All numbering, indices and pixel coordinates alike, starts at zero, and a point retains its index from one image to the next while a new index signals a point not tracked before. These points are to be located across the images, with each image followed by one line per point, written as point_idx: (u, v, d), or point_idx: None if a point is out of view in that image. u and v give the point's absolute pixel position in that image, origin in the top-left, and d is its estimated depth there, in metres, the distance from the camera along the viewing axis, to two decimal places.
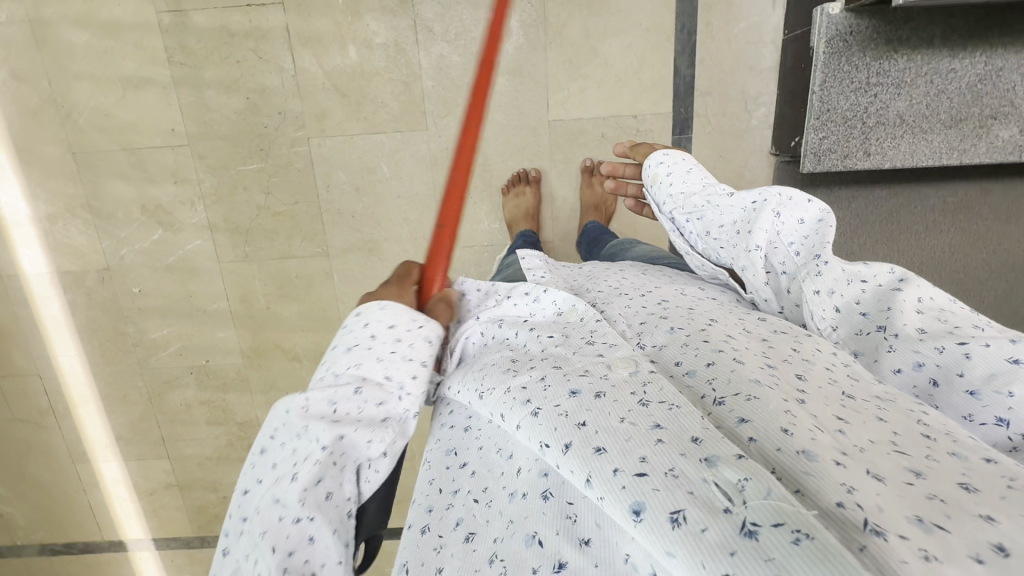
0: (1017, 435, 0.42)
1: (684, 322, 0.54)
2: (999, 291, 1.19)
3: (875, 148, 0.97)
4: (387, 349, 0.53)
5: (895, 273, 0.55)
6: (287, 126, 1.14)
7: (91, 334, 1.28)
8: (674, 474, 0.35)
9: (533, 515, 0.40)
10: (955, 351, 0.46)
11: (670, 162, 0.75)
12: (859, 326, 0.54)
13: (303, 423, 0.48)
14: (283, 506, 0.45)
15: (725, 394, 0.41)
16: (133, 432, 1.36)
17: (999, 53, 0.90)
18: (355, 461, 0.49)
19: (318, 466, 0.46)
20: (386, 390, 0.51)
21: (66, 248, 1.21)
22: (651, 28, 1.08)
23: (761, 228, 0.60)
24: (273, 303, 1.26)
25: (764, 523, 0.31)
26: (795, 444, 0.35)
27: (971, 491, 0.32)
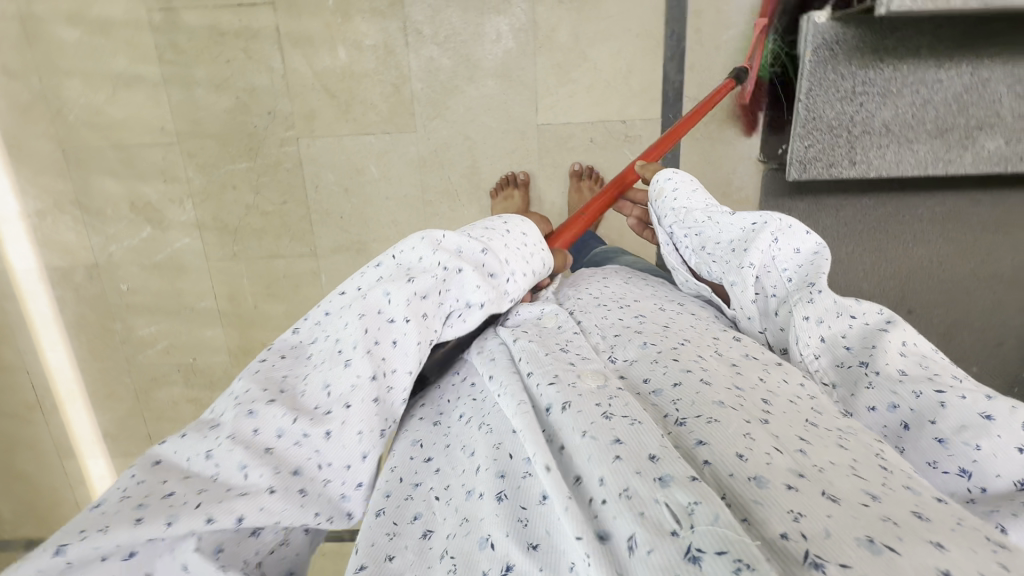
0: (977, 488, 0.40)
1: (658, 339, 0.53)
2: (986, 303, 1.19)
3: (861, 156, 0.97)
4: (515, 242, 0.61)
5: (884, 314, 0.54)
6: (276, 126, 1.15)
7: (79, 330, 1.28)
8: (628, 495, 0.34)
9: (487, 515, 0.40)
10: (931, 398, 0.45)
11: (679, 179, 0.77)
12: (841, 358, 0.52)
13: (435, 248, 0.53)
14: (390, 302, 0.50)
15: (687, 415, 0.41)
16: (120, 429, 1.37)
17: (986, 64, 0.90)
18: (451, 301, 0.54)
19: (430, 282, 0.52)
20: (500, 266, 0.57)
21: (55, 244, 1.21)
22: (640, 33, 1.08)
23: (757, 248, 0.58)
24: (261, 303, 1.27)
25: (709, 549, 0.30)
26: (748, 469, 0.35)
27: (924, 519, 0.31)
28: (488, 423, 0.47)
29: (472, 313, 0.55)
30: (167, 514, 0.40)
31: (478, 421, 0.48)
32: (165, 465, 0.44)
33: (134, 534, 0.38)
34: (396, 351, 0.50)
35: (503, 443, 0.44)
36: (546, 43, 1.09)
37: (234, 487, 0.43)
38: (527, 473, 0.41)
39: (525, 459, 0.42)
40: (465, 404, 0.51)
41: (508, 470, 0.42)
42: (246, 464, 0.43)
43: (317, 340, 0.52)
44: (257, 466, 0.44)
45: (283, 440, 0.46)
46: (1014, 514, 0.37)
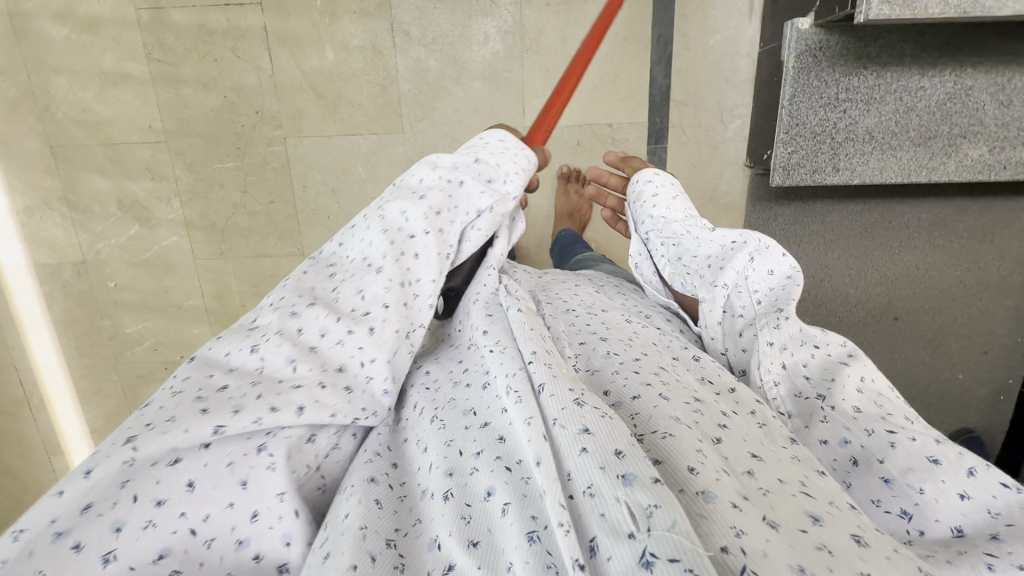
0: (915, 531, 0.40)
1: (618, 348, 0.53)
2: (971, 310, 1.19)
3: (844, 163, 0.97)
4: (499, 149, 0.65)
5: (846, 347, 0.54)
6: (264, 125, 1.15)
7: (66, 326, 1.28)
8: (592, 493, 0.34)
9: (436, 515, 0.39)
10: (882, 437, 0.44)
11: (660, 184, 0.78)
12: (800, 388, 0.52)
13: (435, 167, 0.59)
14: (407, 216, 0.55)
15: (644, 431, 0.41)
16: (108, 425, 1.37)
17: (969, 73, 0.90)
18: (461, 214, 0.58)
19: (439, 197, 0.57)
20: (495, 172, 0.62)
21: (43, 240, 1.22)
22: (627, 37, 1.08)
23: (733, 267, 0.59)
24: (249, 301, 1.27)
25: (662, 555, 0.30)
26: (697, 484, 0.35)
27: (862, 545, 0.32)
28: (443, 418, 0.46)
29: (483, 218, 0.59)
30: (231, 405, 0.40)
31: (432, 415, 0.47)
32: (213, 364, 0.44)
33: (202, 423, 0.39)
34: (419, 261, 0.53)
35: (454, 440, 0.43)
36: (533, 45, 1.09)
37: (283, 378, 0.44)
38: (474, 470, 0.40)
39: (474, 456, 0.41)
40: (421, 397, 0.50)
41: (456, 467, 0.41)
42: (294, 358, 0.44)
43: (339, 260, 0.54)
44: (304, 361, 0.45)
45: (325, 340, 0.47)
46: (949, 560, 0.36)
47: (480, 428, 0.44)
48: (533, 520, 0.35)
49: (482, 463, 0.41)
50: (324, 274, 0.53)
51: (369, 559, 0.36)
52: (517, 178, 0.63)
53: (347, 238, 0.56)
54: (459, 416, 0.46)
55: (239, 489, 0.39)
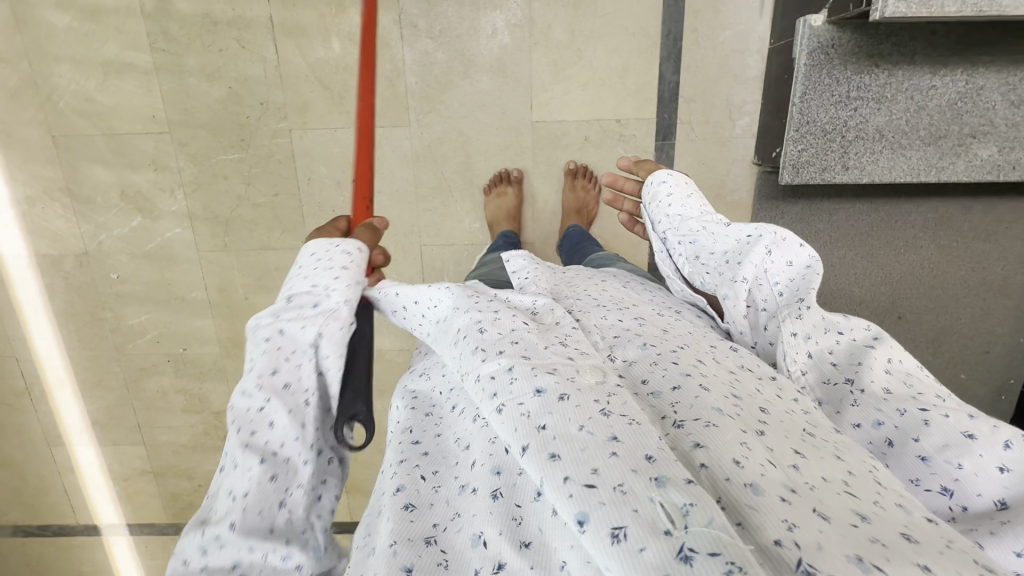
0: (958, 507, 0.42)
1: (656, 341, 0.53)
2: (976, 310, 1.19)
3: (853, 162, 0.97)
4: (312, 265, 0.57)
5: (870, 330, 0.55)
6: (269, 117, 1.14)
7: (68, 318, 1.28)
8: (622, 490, 0.34)
9: (480, 512, 0.40)
10: (915, 416, 0.46)
11: (673, 183, 0.72)
12: (827, 375, 0.53)
13: (253, 329, 0.53)
14: (247, 397, 0.51)
15: (685, 418, 0.41)
16: (109, 418, 1.36)
17: (980, 72, 0.90)
18: (303, 362, 0.53)
19: (266, 362, 0.52)
20: (315, 294, 0.54)
21: (44, 231, 1.20)
22: (637, 32, 1.07)
23: (752, 262, 0.58)
24: (252, 295, 1.27)
25: (702, 550, 0.30)
26: (745, 476, 0.35)
27: (912, 540, 0.32)
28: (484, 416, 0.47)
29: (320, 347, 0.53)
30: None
31: (473, 414, 0.48)
32: None
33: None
34: (274, 430, 0.51)
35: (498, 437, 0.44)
36: (542, 39, 1.08)
37: None
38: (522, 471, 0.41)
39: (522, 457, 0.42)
40: (457, 396, 0.52)
41: (503, 465, 0.42)
42: None
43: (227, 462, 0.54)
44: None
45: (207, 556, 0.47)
46: (993, 532, 0.39)
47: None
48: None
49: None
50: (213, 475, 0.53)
51: (404, 572, 0.37)
52: (342, 281, 0.55)
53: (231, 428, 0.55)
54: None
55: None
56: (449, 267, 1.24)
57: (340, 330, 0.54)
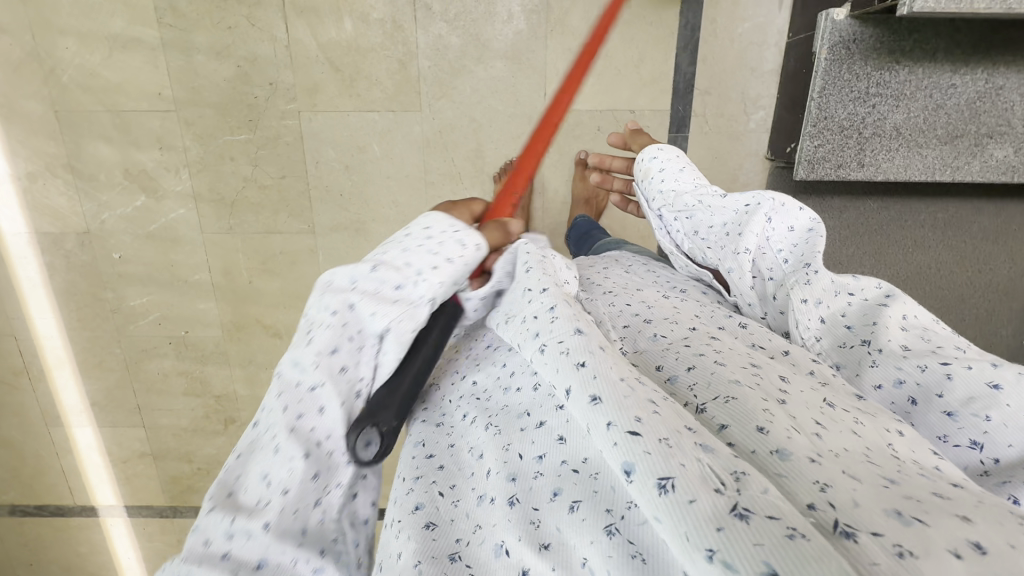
0: (990, 459, 0.39)
1: (666, 330, 0.51)
2: (980, 310, 1.20)
3: (869, 159, 0.96)
4: (415, 241, 0.51)
5: (882, 288, 0.52)
6: (278, 97, 1.12)
7: (69, 298, 1.26)
8: (667, 443, 0.32)
9: (500, 521, 0.38)
10: (937, 371, 0.43)
11: (664, 158, 0.72)
12: (842, 339, 0.50)
13: (324, 294, 0.47)
14: (300, 370, 0.45)
15: (705, 399, 0.39)
16: (109, 399, 1.35)
17: (1000, 71, 0.89)
18: (365, 353, 0.48)
19: (329, 338, 0.45)
20: (403, 274, 0.48)
21: (45, 208, 1.18)
22: (654, 21, 1.06)
23: (752, 232, 0.56)
24: (256, 279, 1.25)
25: (758, 510, 0.28)
26: (769, 444, 0.33)
27: (946, 497, 0.29)
28: (498, 423, 0.44)
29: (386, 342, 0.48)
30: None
31: (486, 421, 0.45)
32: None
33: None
34: (325, 416, 0.45)
35: (512, 444, 0.42)
36: (557, 26, 1.07)
37: None
38: (538, 474, 0.39)
39: (536, 459, 0.40)
40: (467, 404, 0.49)
41: (519, 472, 0.40)
42: None
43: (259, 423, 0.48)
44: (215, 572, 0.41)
45: (234, 542, 0.42)
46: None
47: (537, 428, 0.42)
48: (609, 514, 0.34)
49: (546, 467, 0.39)
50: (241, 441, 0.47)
51: None
52: (434, 274, 0.49)
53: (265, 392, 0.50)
54: (513, 419, 0.44)
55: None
56: None
57: (407, 333, 0.48)
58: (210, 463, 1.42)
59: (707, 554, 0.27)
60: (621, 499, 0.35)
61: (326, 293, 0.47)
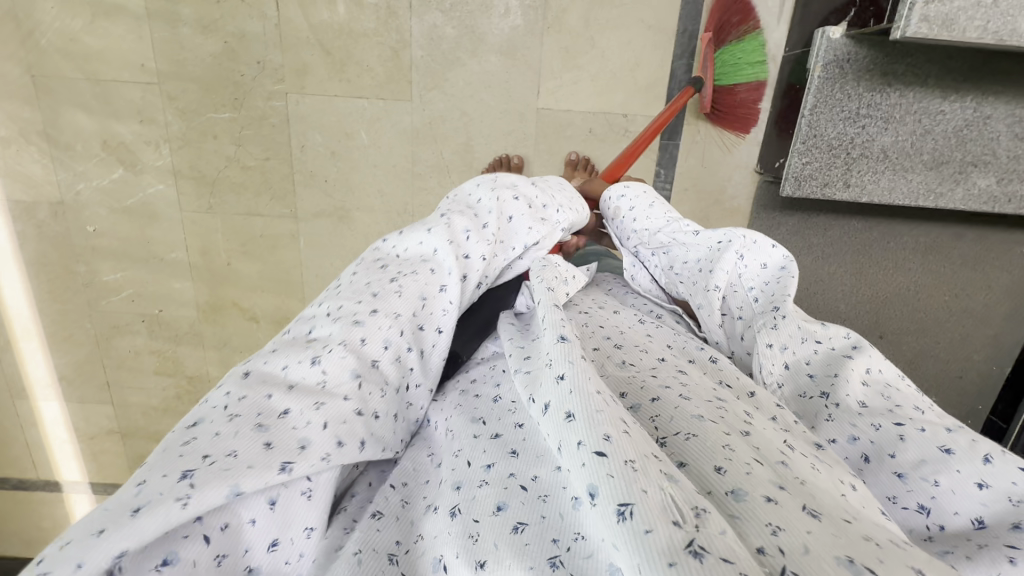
0: (935, 525, 0.35)
1: (636, 356, 0.45)
2: (953, 335, 1.22)
3: (855, 180, 0.97)
4: (560, 195, 0.63)
5: (850, 337, 0.47)
6: (265, 77, 1.09)
7: (39, 268, 1.22)
8: (634, 466, 0.27)
9: (441, 533, 0.33)
10: (890, 431, 0.40)
11: (632, 195, 0.72)
12: (803, 388, 0.46)
13: (496, 189, 0.56)
14: (467, 233, 0.51)
15: (666, 435, 0.34)
16: (77, 373, 1.32)
17: (989, 102, 0.90)
18: (508, 244, 0.54)
19: (495, 222, 0.53)
20: (548, 205, 0.60)
21: (18, 174, 1.15)
22: (652, 25, 1.05)
23: (723, 269, 0.55)
24: (234, 261, 1.23)
25: (714, 551, 0.24)
26: (726, 483, 0.29)
27: (902, 547, 0.27)
28: (455, 430, 0.41)
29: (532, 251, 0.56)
30: (332, 434, 0.36)
31: (447, 428, 0.42)
32: (257, 377, 0.39)
33: (269, 458, 0.33)
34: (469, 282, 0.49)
35: (462, 451, 0.38)
36: (555, 24, 1.05)
37: (347, 400, 0.38)
38: (483, 483, 0.34)
39: (483, 468, 0.35)
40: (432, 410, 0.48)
41: (465, 480, 0.35)
42: (358, 374, 0.40)
43: (394, 261, 0.50)
44: (367, 379, 0.40)
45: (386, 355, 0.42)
46: (968, 556, 0.32)
47: (490, 439, 0.38)
48: (555, 544, 0.30)
49: (492, 476, 0.35)
50: (378, 270, 0.49)
51: None
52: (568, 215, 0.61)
53: (402, 236, 0.52)
54: (467, 425, 0.40)
55: (268, 509, 0.33)
56: None
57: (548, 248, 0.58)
58: None
59: None
60: (570, 528, 0.30)
61: (496, 189, 0.56)
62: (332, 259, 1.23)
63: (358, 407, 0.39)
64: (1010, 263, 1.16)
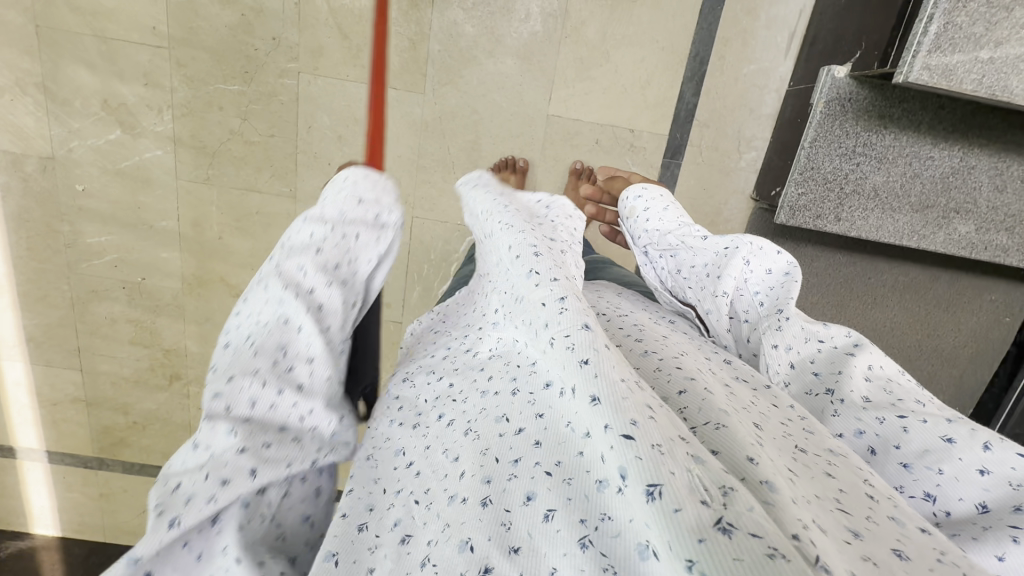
0: (942, 512, 0.37)
1: (657, 348, 0.47)
2: (920, 372, 1.27)
3: (846, 215, 1.01)
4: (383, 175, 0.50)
5: (851, 336, 0.49)
6: (279, 54, 1.09)
7: (20, 223, 1.18)
8: (660, 450, 0.29)
9: (469, 519, 0.34)
10: (893, 423, 0.41)
11: (648, 197, 0.74)
12: (809, 385, 0.48)
13: (317, 211, 0.46)
14: (302, 270, 0.43)
15: (693, 425, 0.36)
16: (47, 336, 1.28)
17: (975, 153, 0.95)
18: (360, 257, 0.46)
19: (332, 248, 0.44)
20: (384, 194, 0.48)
21: (7, 124, 1.11)
22: (666, 47, 1.08)
23: (730, 275, 0.56)
24: (226, 235, 1.21)
25: (742, 527, 0.25)
26: (757, 473, 0.30)
27: (903, 559, 0.28)
28: (476, 426, 0.40)
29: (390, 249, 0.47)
30: (213, 477, 0.35)
31: (465, 425, 0.41)
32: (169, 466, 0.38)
33: (151, 534, 0.33)
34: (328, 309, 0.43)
35: (490, 447, 0.38)
36: (573, 34, 1.08)
37: (226, 450, 0.36)
38: (513, 477, 0.35)
39: (511, 463, 0.36)
40: (445, 405, 0.45)
41: (494, 473, 0.36)
42: (232, 428, 0.36)
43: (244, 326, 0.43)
44: (245, 429, 0.37)
45: (259, 407, 0.38)
46: (975, 537, 0.34)
47: (515, 434, 0.38)
48: (583, 524, 0.31)
49: (521, 470, 0.36)
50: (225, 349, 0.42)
51: None
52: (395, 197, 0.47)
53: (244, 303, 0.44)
54: (491, 423, 0.40)
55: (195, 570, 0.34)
56: (438, 245, 1.22)
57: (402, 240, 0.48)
58: (148, 417, 1.36)
59: (687, 564, 0.24)
60: (596, 508, 0.31)
61: (320, 211, 0.46)
62: None
63: (241, 445, 0.36)
64: (980, 307, 1.22)
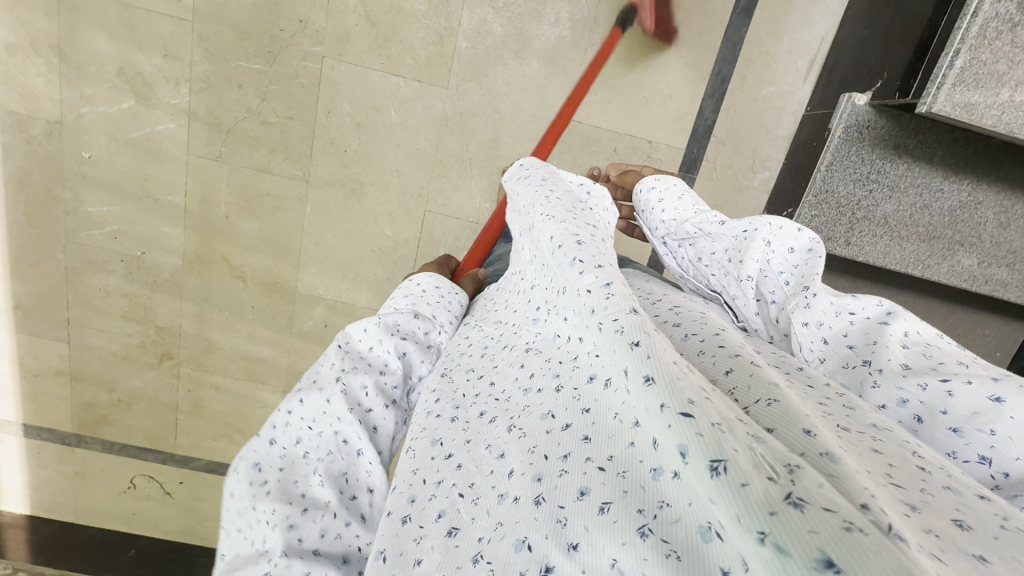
0: (1000, 474, 0.37)
1: (695, 329, 0.47)
2: None
3: (855, 239, 1.03)
4: (434, 297, 0.61)
5: (884, 306, 0.48)
6: (305, 37, 1.08)
7: (20, 187, 1.15)
8: (721, 428, 0.26)
9: (524, 518, 0.34)
10: (937, 388, 0.41)
11: (661, 188, 0.73)
12: (846, 359, 0.47)
13: (382, 332, 0.53)
14: (365, 387, 0.49)
15: (744, 402, 0.34)
16: (36, 304, 1.24)
17: (982, 189, 0.98)
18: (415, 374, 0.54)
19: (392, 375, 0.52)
20: (432, 321, 0.57)
21: (17, 84, 1.08)
22: (689, 62, 1.10)
23: (752, 258, 0.54)
24: (233, 215, 1.19)
25: (813, 501, 0.22)
26: (818, 446, 0.29)
27: (965, 529, 0.28)
28: (522, 425, 0.40)
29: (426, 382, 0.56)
30: None
31: (508, 422, 0.41)
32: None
33: None
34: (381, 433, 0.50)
35: (538, 445, 0.38)
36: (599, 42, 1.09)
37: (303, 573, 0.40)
38: (563, 473, 0.35)
39: (561, 459, 0.36)
40: (483, 402, 0.45)
41: (545, 471, 0.36)
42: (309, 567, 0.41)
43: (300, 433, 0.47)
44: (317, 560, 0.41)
45: (326, 539, 0.43)
46: None
47: (562, 430, 0.38)
48: (641, 514, 0.30)
49: (571, 465, 0.35)
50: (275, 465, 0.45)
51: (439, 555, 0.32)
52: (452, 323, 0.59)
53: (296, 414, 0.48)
54: (536, 420, 0.40)
55: None
56: (448, 240, 1.21)
57: None
58: (133, 397, 1.32)
59: (759, 536, 0.22)
60: (653, 497, 0.30)
61: (388, 331, 0.53)
62: (333, 228, 1.20)
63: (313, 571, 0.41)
64: (972, 340, 1.25)
